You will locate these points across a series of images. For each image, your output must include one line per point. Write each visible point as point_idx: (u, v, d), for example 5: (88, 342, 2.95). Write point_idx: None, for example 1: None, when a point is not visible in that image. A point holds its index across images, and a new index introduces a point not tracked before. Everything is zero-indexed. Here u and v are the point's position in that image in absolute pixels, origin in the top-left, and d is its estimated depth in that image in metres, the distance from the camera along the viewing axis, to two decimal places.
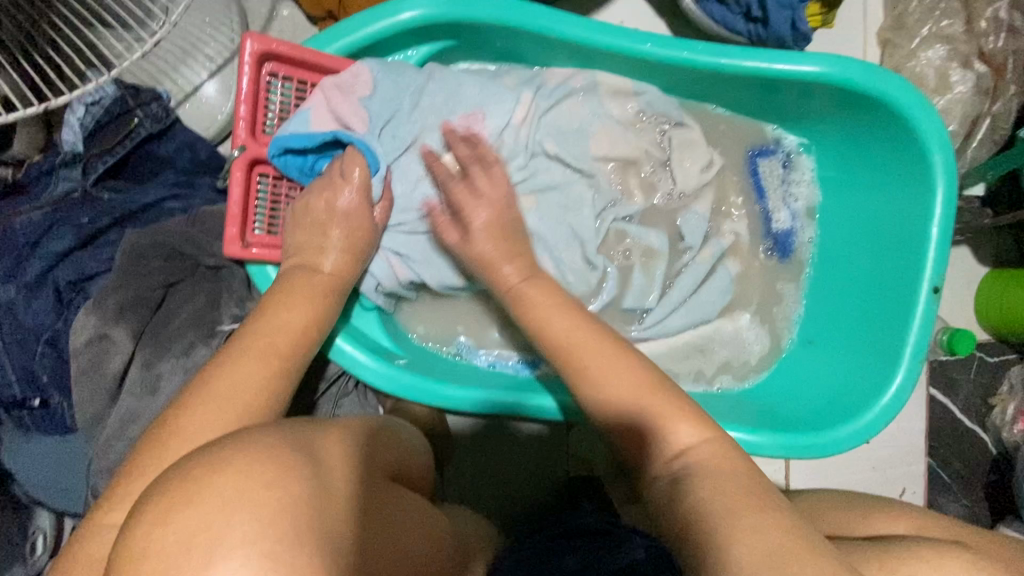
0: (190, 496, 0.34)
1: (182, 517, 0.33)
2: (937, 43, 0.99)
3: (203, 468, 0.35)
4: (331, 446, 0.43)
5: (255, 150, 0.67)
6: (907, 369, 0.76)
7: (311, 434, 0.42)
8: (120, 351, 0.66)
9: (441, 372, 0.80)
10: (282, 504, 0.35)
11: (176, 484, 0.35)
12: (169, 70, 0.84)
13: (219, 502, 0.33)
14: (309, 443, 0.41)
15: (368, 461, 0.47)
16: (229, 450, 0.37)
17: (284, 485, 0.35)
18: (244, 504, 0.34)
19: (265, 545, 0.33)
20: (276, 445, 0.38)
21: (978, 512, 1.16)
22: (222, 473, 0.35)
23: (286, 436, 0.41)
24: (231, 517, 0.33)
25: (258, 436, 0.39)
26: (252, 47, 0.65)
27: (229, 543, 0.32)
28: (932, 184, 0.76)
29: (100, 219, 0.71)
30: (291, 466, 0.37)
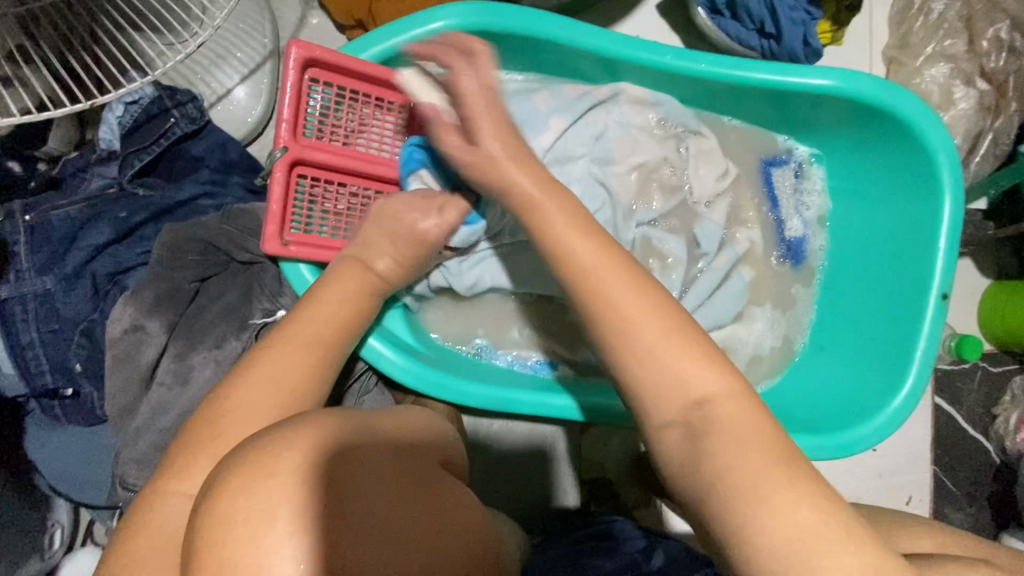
0: (268, 471, 0.36)
1: (261, 490, 0.35)
2: (941, 62, 1.03)
3: (280, 444, 0.38)
4: (385, 432, 0.46)
5: (297, 150, 0.68)
6: (918, 373, 0.78)
7: (370, 422, 0.46)
8: (154, 342, 0.68)
9: (464, 370, 0.82)
10: (348, 487, 0.38)
11: (256, 455, 0.37)
12: (203, 73, 0.86)
13: (294, 479, 0.36)
14: (368, 430, 0.44)
15: (413, 447, 0.49)
16: (299, 428, 0.39)
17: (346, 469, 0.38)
18: (319, 483, 0.37)
19: (328, 525, 0.36)
20: (344, 428, 0.41)
21: (983, 520, 1.18)
22: (297, 452, 0.37)
23: (350, 416, 0.44)
24: (303, 495, 0.36)
25: (320, 416, 0.42)
26: (297, 53, 0.67)
27: (304, 519, 0.35)
28: (939, 195, 0.79)
29: (138, 214, 0.73)
30: (355, 453, 0.40)
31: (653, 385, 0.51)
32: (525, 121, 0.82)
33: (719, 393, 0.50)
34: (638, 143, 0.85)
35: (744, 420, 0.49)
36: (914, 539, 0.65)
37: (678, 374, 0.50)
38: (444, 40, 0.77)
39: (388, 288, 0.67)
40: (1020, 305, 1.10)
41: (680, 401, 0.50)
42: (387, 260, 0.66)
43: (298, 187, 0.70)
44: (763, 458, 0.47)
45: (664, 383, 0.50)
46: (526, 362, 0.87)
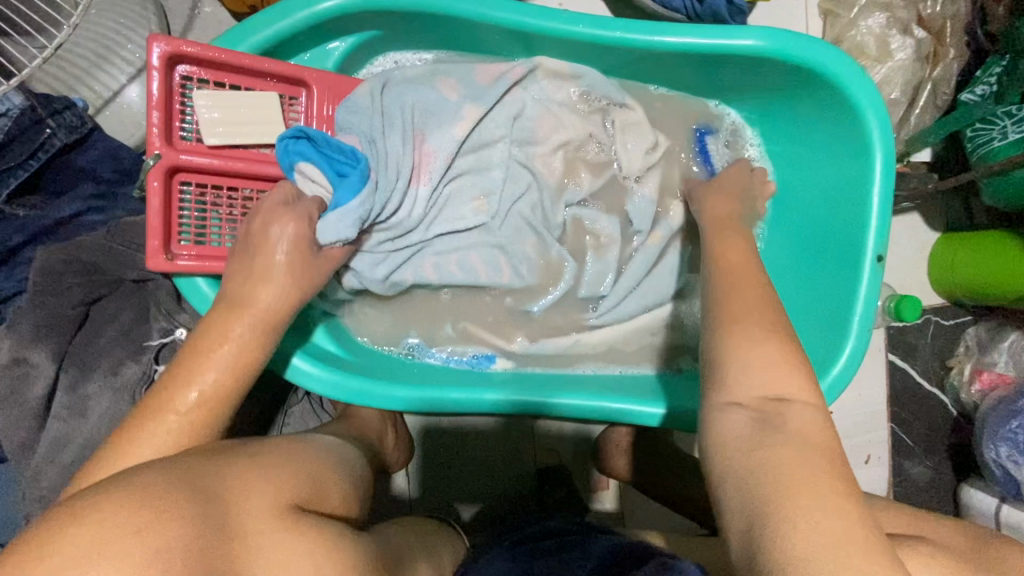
0: (44, 551, 0.32)
1: (35, 574, 0.32)
2: (876, 11, 0.98)
3: (69, 516, 0.34)
4: (234, 481, 0.43)
5: (173, 157, 0.63)
6: (857, 339, 0.76)
7: (212, 474, 0.42)
8: (41, 375, 0.63)
9: (393, 373, 0.78)
10: (156, 549, 0.34)
11: (37, 534, 0.34)
12: (85, 75, 0.80)
13: (76, 555, 0.33)
14: (204, 484, 0.41)
15: (293, 485, 0.46)
16: (98, 498, 0.36)
17: (157, 531, 0.35)
18: (110, 554, 0.33)
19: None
20: (159, 489, 0.38)
21: (942, 472, 1.18)
22: (85, 524, 0.34)
23: (177, 474, 0.41)
24: (88, 573, 0.32)
25: (141, 478, 0.39)
26: (160, 49, 0.62)
27: None
28: (870, 153, 0.76)
29: (14, 237, 0.68)
30: (171, 508, 0.37)
31: (731, 367, 0.51)
32: (433, 111, 0.76)
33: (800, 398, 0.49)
34: (556, 121, 0.81)
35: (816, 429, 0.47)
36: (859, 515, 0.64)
37: (764, 361, 0.51)
38: (333, 21, 0.71)
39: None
40: (967, 256, 1.08)
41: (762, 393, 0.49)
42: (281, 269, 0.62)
43: (182, 196, 0.66)
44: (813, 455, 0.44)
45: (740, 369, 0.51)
46: (462, 357, 0.83)
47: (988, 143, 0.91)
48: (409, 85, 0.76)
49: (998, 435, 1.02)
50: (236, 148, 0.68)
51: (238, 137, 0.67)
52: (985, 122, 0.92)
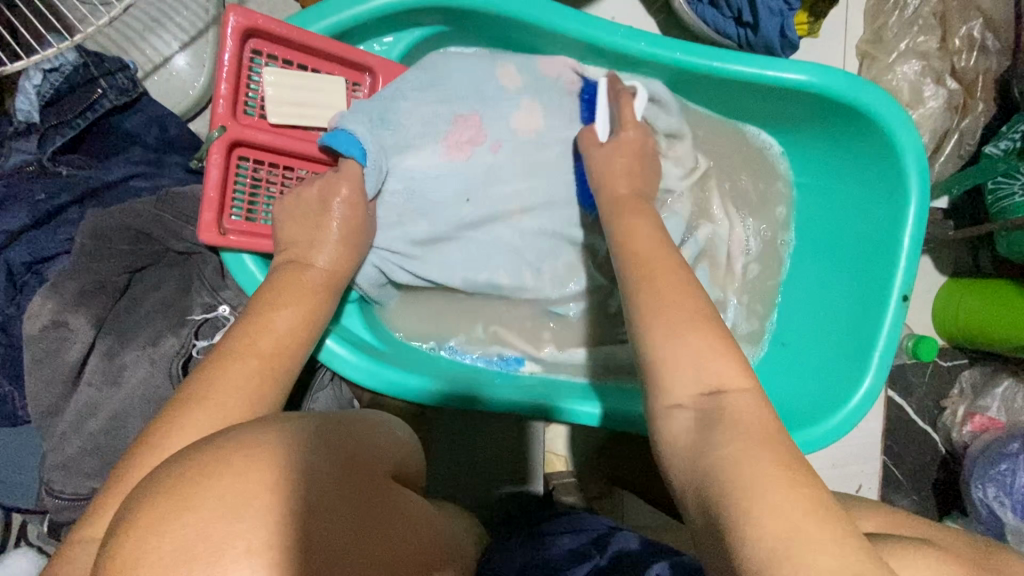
0: (184, 503, 0.35)
1: (180, 524, 0.34)
2: (913, 59, 1.01)
3: (198, 473, 0.37)
4: (339, 442, 0.45)
5: (237, 131, 0.62)
6: (877, 373, 0.78)
7: (313, 435, 0.44)
8: (79, 339, 0.62)
9: (422, 365, 0.78)
10: (284, 509, 0.36)
11: (172, 487, 0.36)
12: (136, 39, 0.78)
13: (219, 508, 0.35)
14: (311, 444, 0.42)
15: (369, 459, 0.47)
16: (227, 453, 0.38)
17: (287, 489, 0.37)
18: (246, 512, 0.35)
19: (272, 554, 0.34)
20: (275, 448, 0.40)
21: (927, 507, 1.22)
22: (218, 481, 0.36)
23: (282, 435, 0.42)
24: (231, 526, 0.35)
25: (248, 434, 0.41)
26: (236, 20, 0.61)
27: (235, 551, 0.34)
28: (905, 195, 0.79)
29: (60, 196, 0.66)
30: (293, 469, 0.39)
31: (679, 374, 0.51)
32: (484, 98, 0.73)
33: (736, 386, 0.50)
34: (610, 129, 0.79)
35: (752, 416, 0.48)
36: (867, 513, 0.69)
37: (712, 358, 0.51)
38: (404, 13, 0.71)
39: (337, 282, 0.62)
40: (970, 302, 1.12)
41: (697, 385, 0.50)
42: (337, 254, 0.62)
43: (238, 170, 0.65)
44: (771, 455, 0.44)
45: (677, 367, 0.51)
46: (491, 358, 0.84)
47: (1010, 197, 0.95)
48: (464, 73, 0.74)
49: (987, 477, 1.06)
50: (298, 128, 0.68)
51: (302, 119, 0.67)
52: (1007, 176, 0.96)
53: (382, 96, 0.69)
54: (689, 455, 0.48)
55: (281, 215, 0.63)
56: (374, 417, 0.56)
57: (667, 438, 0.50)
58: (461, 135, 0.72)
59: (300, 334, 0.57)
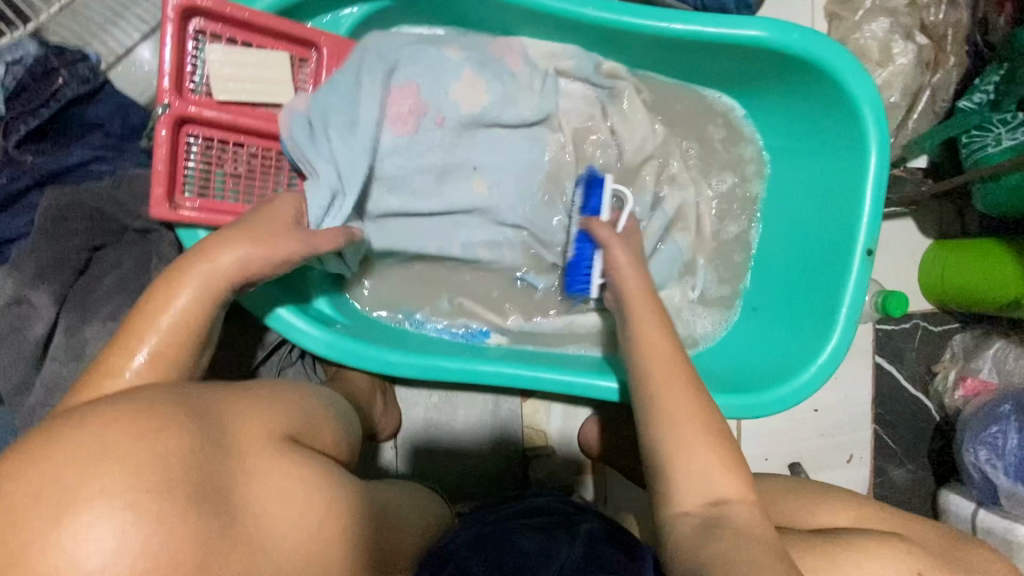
0: (54, 451, 0.40)
1: (45, 469, 0.39)
2: (881, 16, 1.00)
3: (76, 428, 0.43)
4: (237, 413, 0.51)
5: (182, 108, 0.65)
6: (843, 330, 0.77)
7: (205, 401, 0.50)
8: (42, 316, 0.64)
9: (388, 339, 0.79)
10: (142, 460, 0.41)
11: (48, 438, 0.42)
12: (98, 31, 0.81)
13: (79, 456, 0.40)
14: (196, 407, 0.48)
15: (276, 423, 0.53)
16: (108, 413, 0.44)
17: (148, 441, 0.43)
18: (107, 460, 0.40)
19: (125, 493, 0.40)
20: (147, 410, 0.45)
21: (922, 476, 1.20)
22: (89, 435, 0.42)
23: (171, 399, 0.48)
24: (90, 469, 0.40)
25: (133, 399, 0.47)
26: (175, 1, 0.63)
27: (89, 492, 0.39)
28: (865, 148, 0.78)
29: (20, 180, 0.69)
30: (162, 426, 0.44)
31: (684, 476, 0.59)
32: (427, 74, 0.76)
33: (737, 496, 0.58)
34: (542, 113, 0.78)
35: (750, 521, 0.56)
36: (834, 511, 0.71)
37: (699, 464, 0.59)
38: None
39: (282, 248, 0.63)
40: (957, 263, 1.10)
41: (703, 497, 0.58)
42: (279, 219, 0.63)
43: (189, 147, 0.67)
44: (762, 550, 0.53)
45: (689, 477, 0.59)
46: (456, 331, 0.84)
47: (982, 149, 0.93)
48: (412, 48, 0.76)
49: (978, 440, 1.04)
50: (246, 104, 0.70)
51: (251, 95, 0.69)
52: (981, 128, 0.93)
53: (337, 75, 0.72)
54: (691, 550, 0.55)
55: None
56: (297, 388, 0.61)
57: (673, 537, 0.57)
58: (407, 109, 0.76)
59: None
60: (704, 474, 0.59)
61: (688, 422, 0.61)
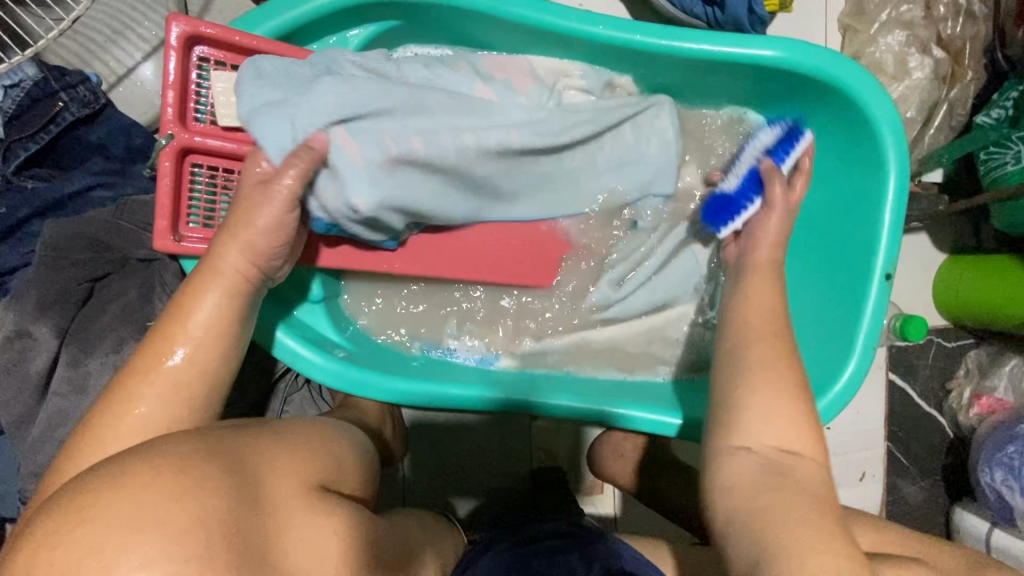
0: (83, 514, 0.33)
1: (71, 538, 0.32)
2: (897, 29, 0.97)
3: (101, 484, 0.35)
4: (264, 459, 0.45)
5: (185, 139, 0.64)
6: (860, 356, 0.75)
7: (234, 449, 0.44)
8: (43, 349, 0.63)
9: (395, 366, 0.78)
10: (186, 522, 0.35)
11: (69, 501, 0.34)
12: (99, 51, 0.79)
13: (115, 521, 0.33)
14: (228, 458, 0.42)
15: (307, 469, 0.47)
16: (133, 465, 0.37)
17: (189, 500, 0.36)
18: (147, 522, 0.34)
19: (169, 565, 0.33)
20: (184, 461, 0.39)
21: (935, 494, 1.18)
22: (121, 491, 0.35)
23: (202, 448, 0.42)
24: (127, 537, 0.33)
25: (164, 449, 0.40)
26: (178, 29, 0.62)
27: (128, 564, 0.32)
28: (884, 170, 0.76)
29: (20, 209, 0.67)
30: (200, 480, 0.38)
31: (748, 412, 0.55)
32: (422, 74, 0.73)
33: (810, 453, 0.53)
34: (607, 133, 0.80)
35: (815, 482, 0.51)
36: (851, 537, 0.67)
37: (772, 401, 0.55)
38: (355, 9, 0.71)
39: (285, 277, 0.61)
40: (972, 281, 1.08)
41: (771, 438, 0.53)
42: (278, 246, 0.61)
43: (193, 177, 0.66)
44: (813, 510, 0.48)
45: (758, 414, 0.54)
46: (468, 355, 0.84)
47: (1001, 167, 0.91)
48: (414, 62, 0.75)
49: (994, 461, 1.02)
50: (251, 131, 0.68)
51: None
52: (1000, 145, 0.92)
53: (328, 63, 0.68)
54: (744, 495, 0.51)
55: None
56: (320, 428, 0.56)
57: (724, 477, 0.53)
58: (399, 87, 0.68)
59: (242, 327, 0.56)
60: (757, 419, 0.54)
61: (761, 371, 0.57)
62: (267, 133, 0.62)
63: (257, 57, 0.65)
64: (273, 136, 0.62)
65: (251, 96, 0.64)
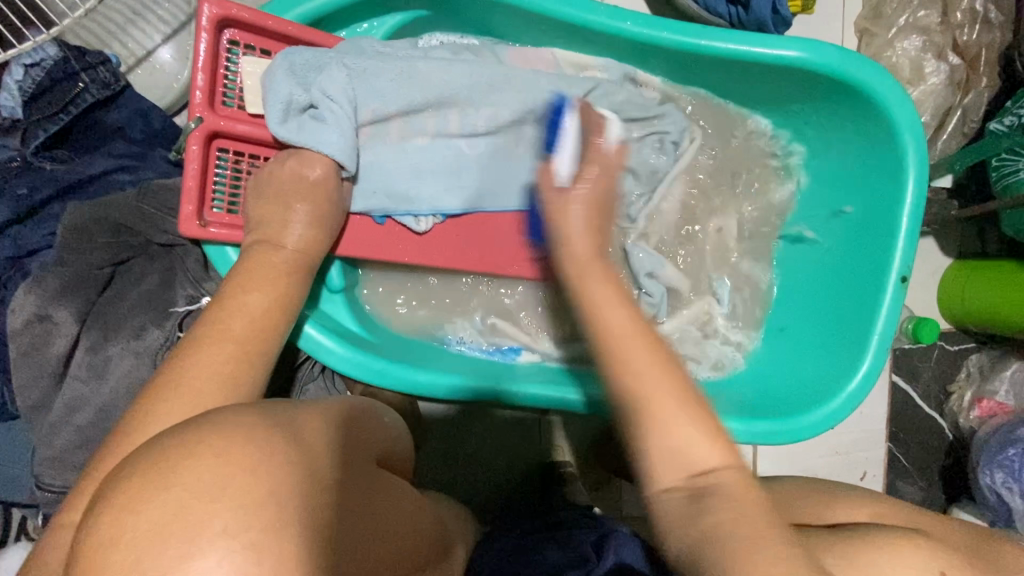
0: (162, 481, 0.32)
1: (153, 505, 0.31)
2: (913, 34, 0.98)
3: (178, 449, 0.34)
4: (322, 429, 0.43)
5: (213, 121, 0.63)
6: (875, 356, 0.76)
7: (294, 417, 0.42)
8: (64, 334, 0.62)
9: (415, 356, 0.78)
10: (263, 492, 0.34)
11: (146, 466, 0.33)
12: (119, 32, 0.78)
13: (194, 488, 0.32)
14: (292, 426, 0.40)
15: (355, 444, 0.46)
16: (209, 431, 0.36)
17: (265, 470, 0.35)
18: (225, 490, 0.33)
19: (249, 534, 0.32)
20: (257, 428, 0.37)
21: (933, 494, 1.20)
22: (199, 457, 0.34)
23: (268, 416, 0.40)
24: (208, 505, 0.32)
25: (234, 415, 0.39)
26: (210, 12, 0.61)
27: (210, 531, 0.31)
28: (904, 174, 0.77)
29: (41, 190, 0.66)
30: (274, 448, 0.36)
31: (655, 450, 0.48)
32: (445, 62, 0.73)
33: (724, 462, 0.47)
34: None
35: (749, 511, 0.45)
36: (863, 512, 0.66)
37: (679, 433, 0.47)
38: None
39: (309, 263, 0.61)
40: (977, 285, 1.10)
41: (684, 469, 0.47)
42: (301, 233, 0.61)
43: (218, 162, 0.66)
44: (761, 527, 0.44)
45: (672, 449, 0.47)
46: (487, 348, 0.83)
47: (1013, 174, 0.92)
48: (436, 51, 0.75)
49: (994, 462, 1.03)
50: None
51: None
52: (1011, 153, 0.92)
53: (352, 52, 0.68)
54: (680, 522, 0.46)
55: (255, 196, 0.62)
56: (361, 404, 0.54)
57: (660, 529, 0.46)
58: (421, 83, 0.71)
59: (270, 313, 0.56)
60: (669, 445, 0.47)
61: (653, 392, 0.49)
62: (317, 138, 0.65)
63: (292, 49, 0.65)
64: (328, 140, 0.65)
65: (289, 94, 0.64)
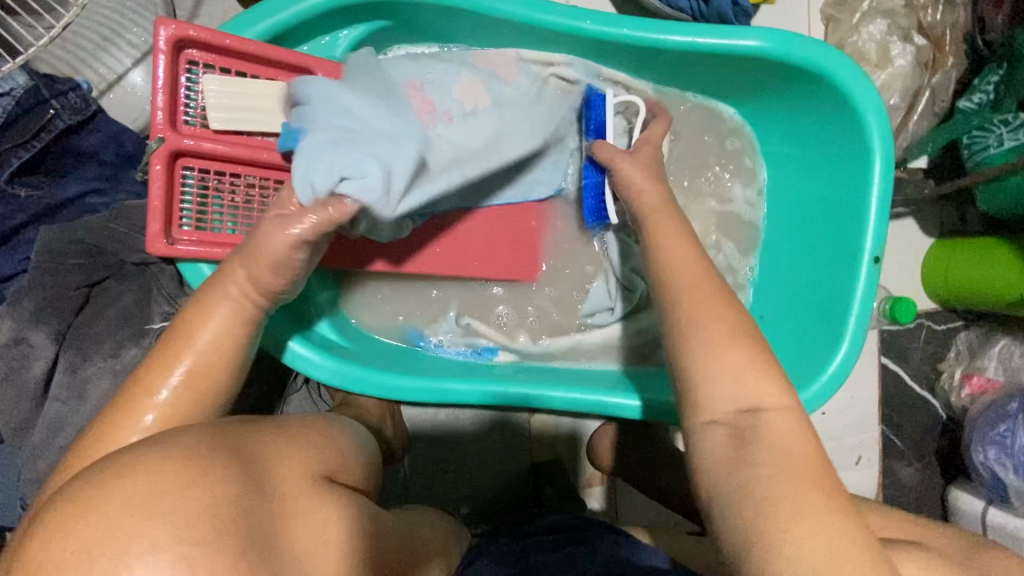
0: (95, 501, 0.33)
1: (84, 527, 0.32)
2: (878, 18, 0.99)
3: (115, 471, 0.35)
4: (272, 450, 0.44)
5: (177, 141, 0.64)
6: (852, 339, 0.76)
7: (245, 439, 0.43)
8: (40, 356, 0.63)
9: (398, 363, 0.78)
10: (198, 507, 0.35)
11: (79, 490, 0.34)
12: (90, 58, 0.79)
13: (129, 507, 0.33)
14: (238, 448, 0.41)
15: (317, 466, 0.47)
16: (149, 454, 0.37)
17: (200, 487, 0.35)
18: (160, 508, 0.33)
19: (181, 548, 0.33)
20: (197, 451, 0.38)
21: (930, 474, 1.20)
22: (134, 475, 0.34)
23: (215, 438, 0.41)
24: (139, 523, 0.32)
25: (176, 439, 0.40)
26: (165, 33, 0.62)
27: (142, 545, 0.32)
28: (870, 158, 0.77)
29: (15, 216, 0.69)
30: (211, 467, 0.37)
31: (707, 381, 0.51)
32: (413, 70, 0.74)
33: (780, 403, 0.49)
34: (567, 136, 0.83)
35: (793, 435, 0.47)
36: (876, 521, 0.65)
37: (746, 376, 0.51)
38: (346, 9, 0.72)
39: None
40: (960, 261, 1.10)
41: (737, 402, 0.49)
42: None
43: (184, 181, 0.67)
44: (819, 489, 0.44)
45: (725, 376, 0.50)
46: (464, 350, 0.84)
47: (984, 150, 0.93)
48: (408, 61, 0.75)
49: (987, 439, 1.02)
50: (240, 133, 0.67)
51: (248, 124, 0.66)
52: (981, 129, 0.94)
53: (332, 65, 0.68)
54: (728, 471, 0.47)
55: None
56: (325, 426, 0.55)
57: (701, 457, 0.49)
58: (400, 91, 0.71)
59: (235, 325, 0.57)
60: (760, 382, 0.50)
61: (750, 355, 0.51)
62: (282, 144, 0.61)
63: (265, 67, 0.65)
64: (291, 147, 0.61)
65: None
